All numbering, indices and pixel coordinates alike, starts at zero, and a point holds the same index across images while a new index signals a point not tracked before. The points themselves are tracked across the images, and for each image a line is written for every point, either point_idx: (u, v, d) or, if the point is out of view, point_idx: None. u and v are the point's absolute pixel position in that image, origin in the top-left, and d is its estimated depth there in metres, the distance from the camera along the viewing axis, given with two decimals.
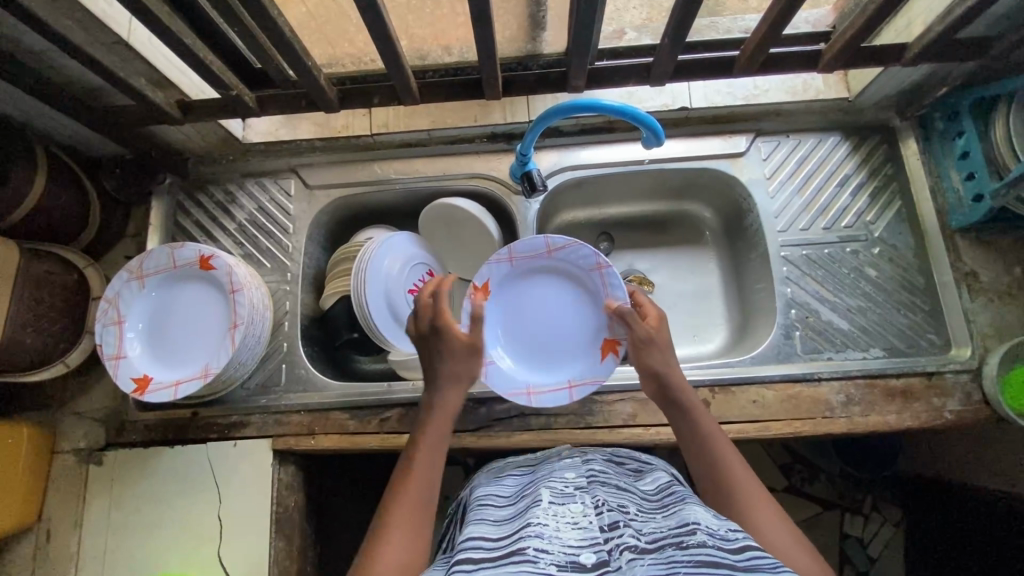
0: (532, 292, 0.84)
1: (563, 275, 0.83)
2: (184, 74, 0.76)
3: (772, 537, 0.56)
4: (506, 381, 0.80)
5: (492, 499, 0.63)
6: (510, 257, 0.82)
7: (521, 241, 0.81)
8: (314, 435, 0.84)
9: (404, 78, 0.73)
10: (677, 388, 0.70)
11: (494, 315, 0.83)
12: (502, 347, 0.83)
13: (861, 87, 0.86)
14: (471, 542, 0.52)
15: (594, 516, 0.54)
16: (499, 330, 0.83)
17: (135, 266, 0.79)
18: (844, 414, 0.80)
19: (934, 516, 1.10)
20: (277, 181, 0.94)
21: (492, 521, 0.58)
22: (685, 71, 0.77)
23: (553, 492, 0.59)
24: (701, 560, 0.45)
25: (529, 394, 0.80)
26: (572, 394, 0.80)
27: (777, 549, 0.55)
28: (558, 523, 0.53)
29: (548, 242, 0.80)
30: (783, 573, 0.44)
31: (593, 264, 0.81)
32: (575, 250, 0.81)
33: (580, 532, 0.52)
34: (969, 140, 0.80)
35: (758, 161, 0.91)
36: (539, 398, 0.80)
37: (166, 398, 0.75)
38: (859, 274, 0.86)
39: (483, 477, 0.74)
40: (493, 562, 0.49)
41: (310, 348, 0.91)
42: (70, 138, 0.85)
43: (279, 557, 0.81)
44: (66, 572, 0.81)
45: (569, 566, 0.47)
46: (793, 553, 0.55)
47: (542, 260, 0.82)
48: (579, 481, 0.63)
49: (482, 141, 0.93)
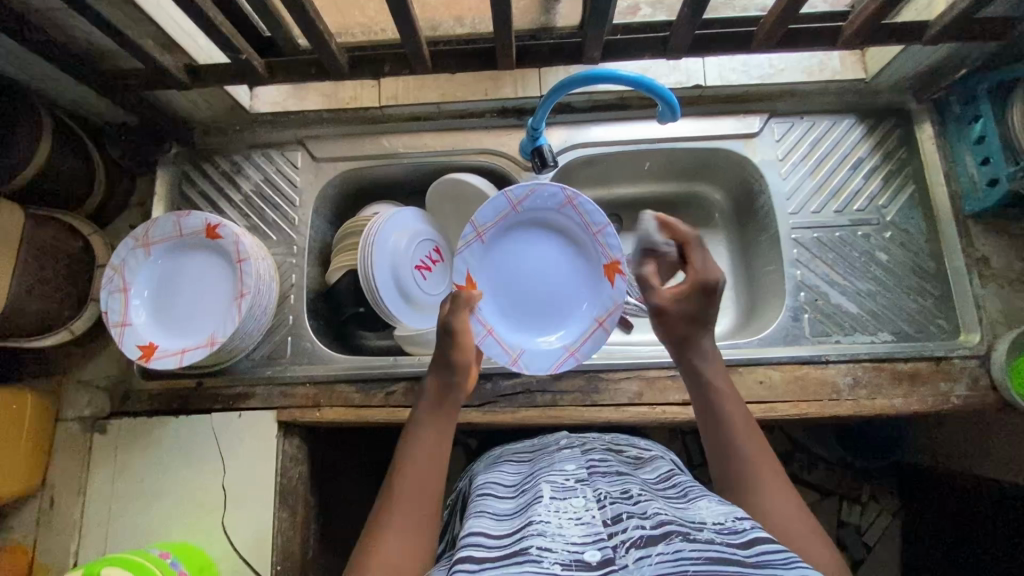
0: (516, 251, 0.83)
1: (536, 224, 0.83)
2: (192, 37, 0.75)
3: (787, 526, 0.55)
4: (546, 354, 0.81)
5: (492, 492, 0.62)
6: (478, 232, 0.80)
7: (481, 212, 0.79)
8: (319, 408, 0.84)
9: (416, 46, 0.71)
10: (705, 373, 0.69)
11: (496, 300, 0.82)
12: (520, 326, 0.83)
13: (879, 67, 0.85)
14: (471, 540, 0.51)
15: (597, 510, 0.53)
16: (507, 307, 0.83)
17: (140, 233, 0.78)
18: (851, 397, 0.80)
19: (932, 505, 1.11)
20: (284, 152, 0.93)
21: (493, 516, 0.56)
22: (703, 46, 0.76)
23: (554, 486, 0.58)
24: (711, 556, 0.43)
25: (572, 354, 0.81)
26: (605, 328, 0.81)
27: (790, 538, 0.54)
28: (560, 519, 0.52)
29: (507, 197, 0.79)
30: (795, 567, 0.43)
31: (558, 199, 0.80)
32: (536, 193, 0.80)
33: (584, 528, 0.50)
34: (986, 123, 0.79)
35: (771, 142, 0.90)
36: (585, 352, 0.81)
37: (172, 365, 0.75)
38: (870, 257, 0.86)
39: (481, 469, 0.73)
40: (496, 563, 0.47)
41: (316, 322, 0.91)
42: (75, 103, 0.83)
43: (283, 528, 0.81)
44: (68, 538, 0.81)
45: (574, 565, 0.45)
46: (808, 542, 0.54)
47: (509, 217, 0.81)
48: (580, 473, 0.61)
49: (493, 117, 0.92)
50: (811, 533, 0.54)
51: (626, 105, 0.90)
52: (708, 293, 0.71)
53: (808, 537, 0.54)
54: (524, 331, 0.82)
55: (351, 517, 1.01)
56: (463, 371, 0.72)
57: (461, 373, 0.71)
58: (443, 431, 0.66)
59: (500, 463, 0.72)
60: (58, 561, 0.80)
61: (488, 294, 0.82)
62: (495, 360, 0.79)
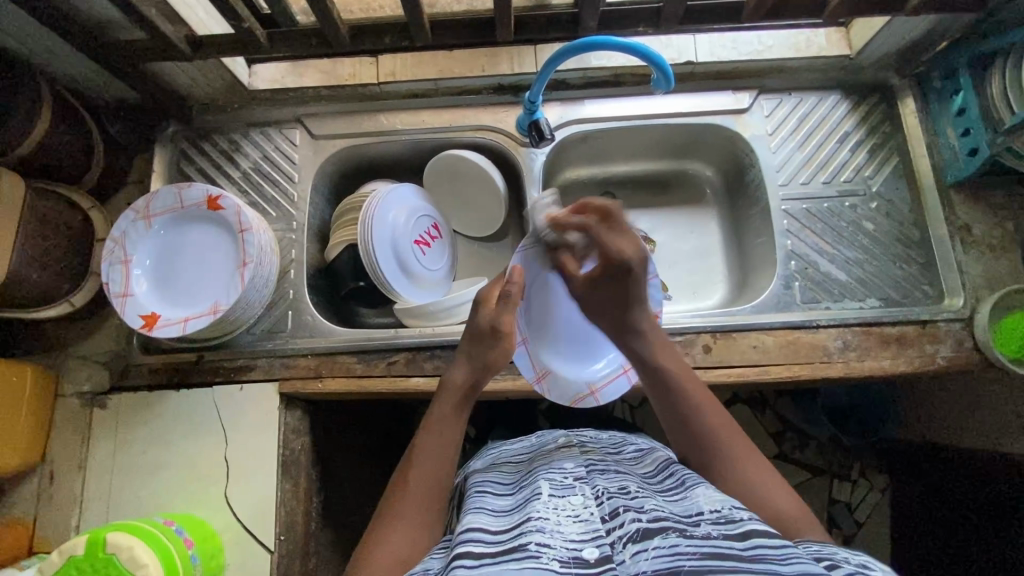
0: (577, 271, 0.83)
1: None
2: (194, 10, 0.76)
3: (761, 479, 0.59)
4: (568, 384, 0.83)
5: (490, 489, 0.62)
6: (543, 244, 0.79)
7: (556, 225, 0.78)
8: (321, 378, 0.84)
9: (417, 15, 0.73)
10: (648, 354, 0.70)
11: (541, 317, 0.84)
12: (556, 347, 0.85)
13: (863, 43, 0.88)
14: (470, 536, 0.51)
15: (595, 507, 0.52)
16: (547, 321, 0.84)
17: (142, 206, 0.79)
18: (841, 359, 0.82)
19: (918, 479, 1.14)
20: (282, 130, 0.94)
21: (491, 511, 0.56)
22: (694, 17, 0.78)
23: (553, 484, 0.57)
24: (706, 552, 0.43)
25: (592, 393, 0.83)
26: (630, 376, 0.82)
27: (761, 490, 0.58)
28: (558, 516, 0.51)
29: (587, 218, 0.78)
30: (790, 561, 0.43)
31: (628, 237, 0.79)
32: None
33: (582, 525, 0.50)
34: (966, 95, 0.82)
35: (760, 118, 0.92)
36: (605, 393, 0.83)
37: (175, 333, 0.75)
38: (856, 227, 0.88)
39: (479, 467, 0.73)
40: (494, 558, 0.47)
41: (316, 297, 0.92)
42: (73, 80, 0.83)
43: (286, 498, 0.82)
44: (70, 513, 0.81)
45: (573, 562, 0.45)
46: (775, 490, 0.58)
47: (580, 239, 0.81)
48: (578, 471, 0.61)
49: (488, 92, 0.94)
50: (781, 498, 0.57)
51: (620, 82, 0.92)
52: (622, 278, 0.73)
53: (773, 494, 0.57)
54: (557, 351, 0.85)
55: (351, 498, 1.01)
56: (490, 374, 0.71)
57: (485, 379, 0.71)
58: (459, 429, 0.67)
59: (497, 463, 0.72)
60: (61, 535, 0.80)
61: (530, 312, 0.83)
62: (520, 370, 0.81)
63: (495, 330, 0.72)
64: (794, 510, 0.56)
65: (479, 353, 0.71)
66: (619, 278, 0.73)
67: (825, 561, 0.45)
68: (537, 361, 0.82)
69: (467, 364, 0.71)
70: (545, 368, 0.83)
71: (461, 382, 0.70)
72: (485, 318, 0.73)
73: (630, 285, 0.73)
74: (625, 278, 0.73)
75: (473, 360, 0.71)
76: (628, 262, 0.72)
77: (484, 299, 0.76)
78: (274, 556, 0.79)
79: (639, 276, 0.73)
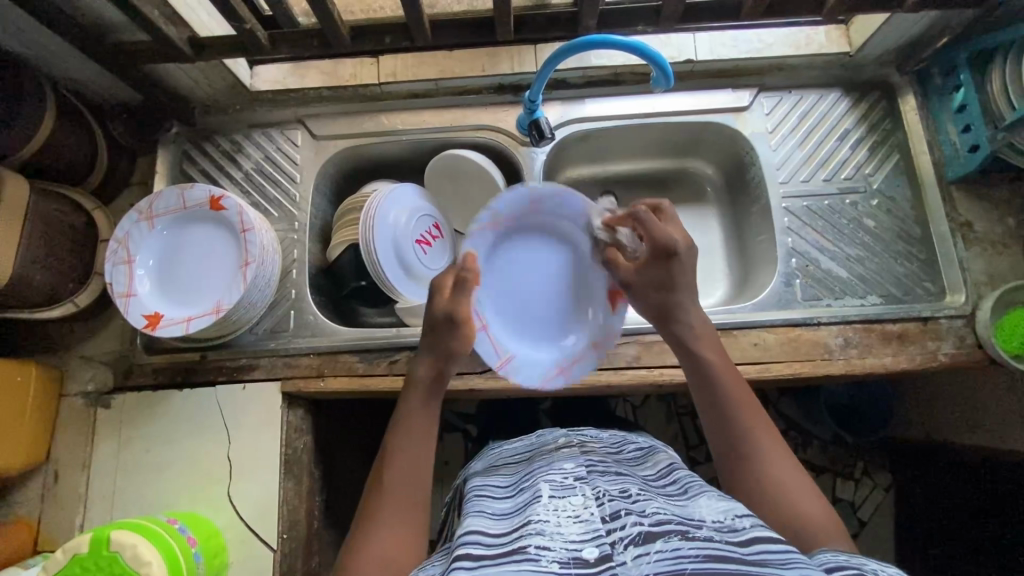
0: (527, 247, 0.83)
1: (553, 226, 0.83)
2: (196, 12, 0.77)
3: (790, 484, 0.58)
4: (535, 366, 0.80)
5: (489, 492, 0.62)
6: (494, 222, 0.79)
7: (503, 199, 0.78)
8: (323, 377, 0.85)
9: (417, 15, 0.73)
10: (692, 345, 0.69)
11: (498, 302, 0.81)
12: (516, 334, 0.82)
13: (863, 40, 0.87)
14: (470, 538, 0.51)
15: (596, 507, 0.52)
16: (503, 305, 0.82)
17: (145, 207, 0.79)
18: (842, 356, 0.82)
19: (921, 477, 1.14)
20: (284, 131, 0.94)
21: (491, 514, 0.56)
22: (693, 15, 0.78)
23: (553, 485, 0.57)
24: (708, 555, 0.44)
25: (560, 372, 0.80)
26: (596, 351, 0.81)
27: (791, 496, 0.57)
28: (559, 518, 0.52)
29: (532, 193, 0.80)
30: (792, 569, 0.43)
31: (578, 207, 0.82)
32: (558, 197, 0.81)
33: (583, 525, 0.50)
34: (966, 92, 0.82)
35: (761, 115, 0.92)
36: (576, 369, 0.81)
37: (178, 333, 0.76)
38: (857, 224, 0.88)
39: (479, 469, 0.73)
40: (494, 560, 0.47)
41: (318, 297, 0.92)
42: (76, 82, 0.84)
43: (288, 496, 0.82)
44: (75, 511, 0.82)
45: (573, 562, 0.45)
46: (805, 498, 0.57)
47: (527, 215, 0.81)
48: (579, 472, 0.61)
49: (489, 92, 0.94)
50: (809, 505, 0.56)
51: (620, 81, 0.92)
52: (662, 259, 0.71)
53: (803, 504, 0.56)
54: (516, 336, 0.81)
55: (354, 497, 1.01)
56: (452, 363, 0.70)
57: (452, 363, 0.69)
58: (431, 421, 0.67)
59: (497, 465, 0.72)
60: (65, 534, 0.81)
61: (489, 288, 0.81)
62: (483, 358, 0.77)
63: (451, 319, 0.69)
64: (824, 520, 0.55)
65: (440, 342, 0.69)
66: (663, 263, 0.71)
67: (850, 571, 0.45)
68: (500, 347, 0.79)
69: (429, 355, 0.70)
70: (509, 353, 0.80)
71: (426, 373, 0.69)
72: (441, 308, 0.70)
73: (671, 268, 0.71)
74: (665, 259, 0.71)
75: (436, 350, 0.69)
76: (671, 244, 0.71)
77: (438, 288, 0.72)
78: (277, 555, 0.80)
79: (682, 260, 0.71)
